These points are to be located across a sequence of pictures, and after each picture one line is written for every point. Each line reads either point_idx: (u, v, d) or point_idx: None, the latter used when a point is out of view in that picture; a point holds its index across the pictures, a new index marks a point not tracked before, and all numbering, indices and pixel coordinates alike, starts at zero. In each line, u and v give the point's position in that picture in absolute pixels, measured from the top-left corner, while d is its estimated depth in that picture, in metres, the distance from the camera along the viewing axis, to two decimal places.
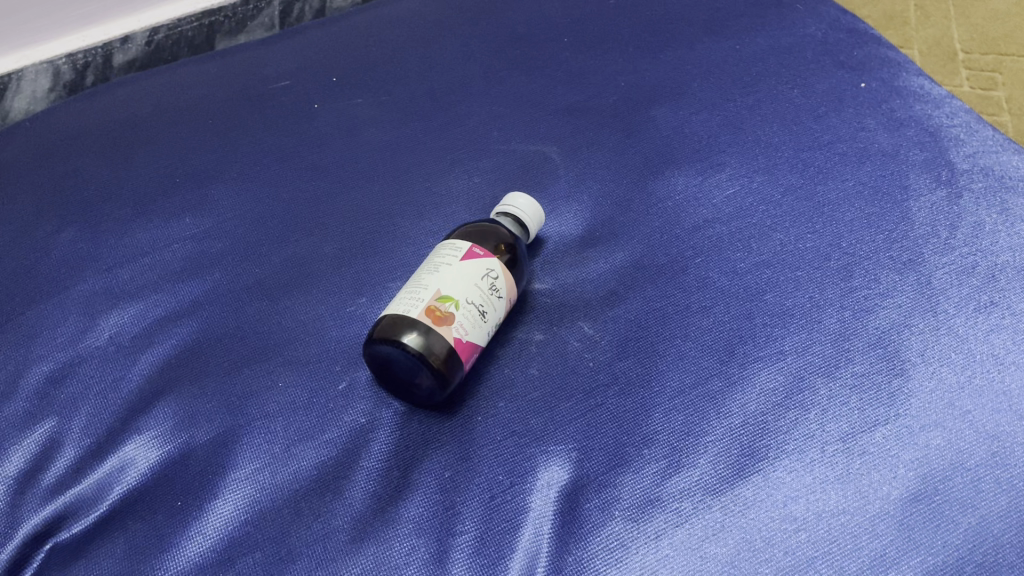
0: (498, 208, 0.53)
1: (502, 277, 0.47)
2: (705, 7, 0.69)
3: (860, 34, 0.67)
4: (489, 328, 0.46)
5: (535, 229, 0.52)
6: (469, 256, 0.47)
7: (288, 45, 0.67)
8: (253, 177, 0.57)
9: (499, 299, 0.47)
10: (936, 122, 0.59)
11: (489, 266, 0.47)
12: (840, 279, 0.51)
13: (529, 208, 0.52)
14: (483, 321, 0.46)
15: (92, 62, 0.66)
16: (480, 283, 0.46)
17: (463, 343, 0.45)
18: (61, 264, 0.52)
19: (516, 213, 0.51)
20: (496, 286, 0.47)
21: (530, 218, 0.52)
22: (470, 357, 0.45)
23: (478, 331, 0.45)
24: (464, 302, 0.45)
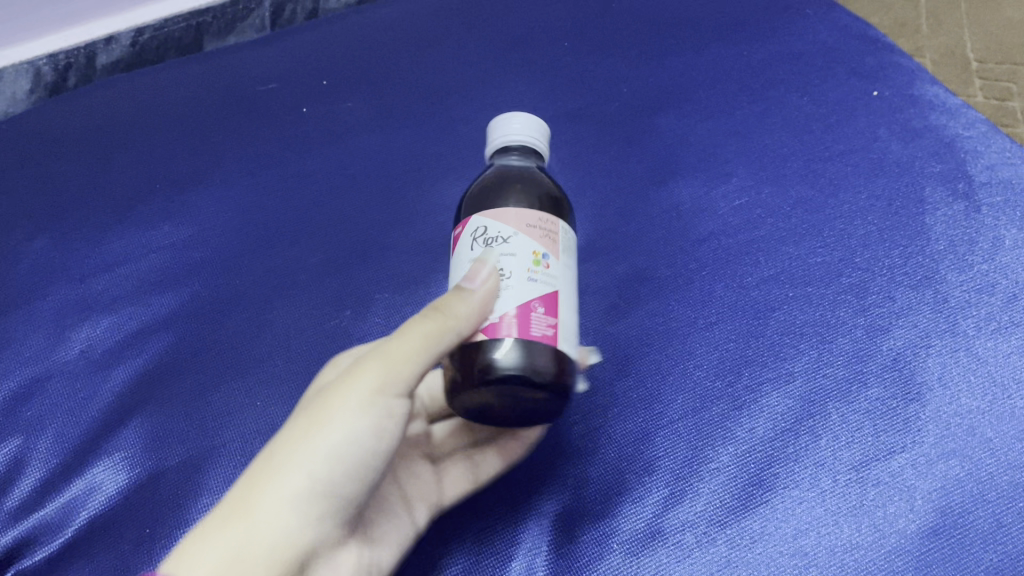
0: (495, 146, 0.43)
1: (493, 217, 0.36)
2: (711, 11, 0.66)
3: (873, 40, 0.64)
4: (531, 278, 0.35)
5: (537, 146, 0.43)
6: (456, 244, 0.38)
7: (279, 47, 0.64)
8: (239, 183, 0.55)
9: (509, 242, 0.35)
10: (954, 132, 0.57)
11: (471, 223, 0.37)
12: (853, 296, 0.48)
13: (520, 130, 0.43)
14: (505, 281, 0.35)
15: (75, 63, 0.64)
16: (472, 252, 0.36)
17: (505, 325, 0.34)
18: (33, 273, 0.50)
19: (519, 142, 0.42)
20: (493, 232, 0.36)
21: (535, 138, 0.43)
22: (532, 324, 0.34)
23: (509, 298, 0.34)
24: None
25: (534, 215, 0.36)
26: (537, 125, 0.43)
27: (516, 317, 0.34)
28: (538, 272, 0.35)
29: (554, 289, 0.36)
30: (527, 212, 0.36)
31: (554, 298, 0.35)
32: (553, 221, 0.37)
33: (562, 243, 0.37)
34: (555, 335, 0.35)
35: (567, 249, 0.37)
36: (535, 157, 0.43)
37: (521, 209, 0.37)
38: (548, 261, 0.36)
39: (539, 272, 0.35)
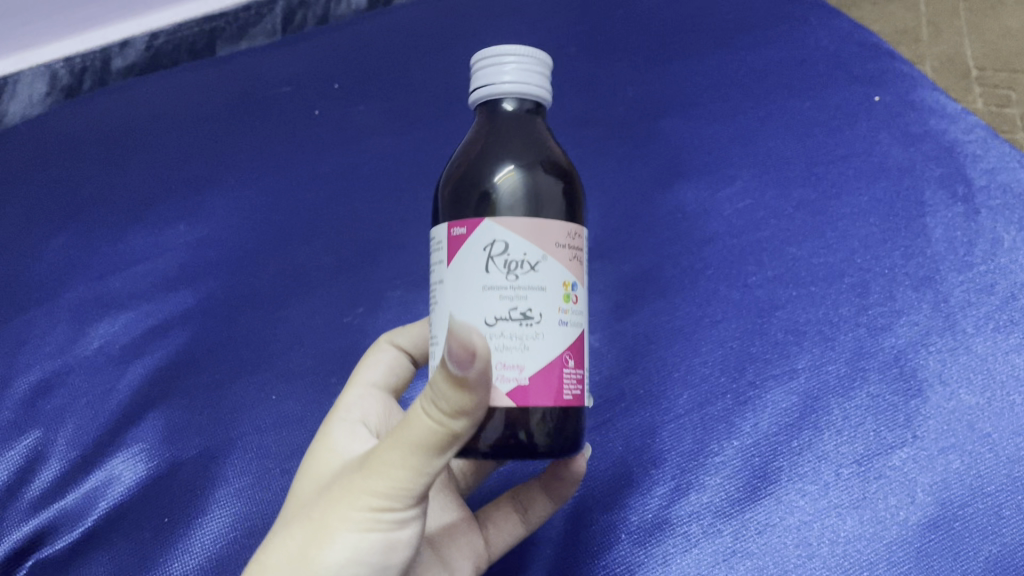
0: (484, 88, 0.34)
1: (513, 236, 0.31)
2: (714, 18, 0.67)
3: (875, 48, 0.65)
4: (560, 323, 0.31)
5: (535, 95, 0.34)
6: (455, 245, 0.32)
7: (291, 52, 0.65)
8: (252, 183, 0.56)
9: (533, 276, 0.31)
10: (954, 137, 0.57)
11: (483, 230, 0.31)
12: (855, 295, 0.49)
13: (511, 79, 0.34)
14: (536, 328, 0.31)
15: (91, 66, 0.66)
16: (488, 276, 0.31)
17: (535, 388, 0.30)
18: (52, 271, 0.51)
19: (520, 93, 0.34)
20: (516, 255, 0.31)
21: (535, 89, 0.34)
22: (564, 386, 0.31)
23: (539, 353, 0.31)
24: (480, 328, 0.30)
25: (563, 230, 0.32)
26: (532, 65, 0.34)
27: (547, 377, 0.31)
28: (568, 312, 0.32)
29: (577, 329, 0.33)
30: (557, 225, 0.32)
31: (579, 339, 0.33)
32: (579, 231, 0.33)
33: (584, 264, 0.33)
34: (580, 391, 0.32)
35: (585, 261, 0.34)
36: (534, 106, 0.35)
37: (547, 220, 0.32)
38: (575, 295, 0.32)
39: (569, 313, 0.32)
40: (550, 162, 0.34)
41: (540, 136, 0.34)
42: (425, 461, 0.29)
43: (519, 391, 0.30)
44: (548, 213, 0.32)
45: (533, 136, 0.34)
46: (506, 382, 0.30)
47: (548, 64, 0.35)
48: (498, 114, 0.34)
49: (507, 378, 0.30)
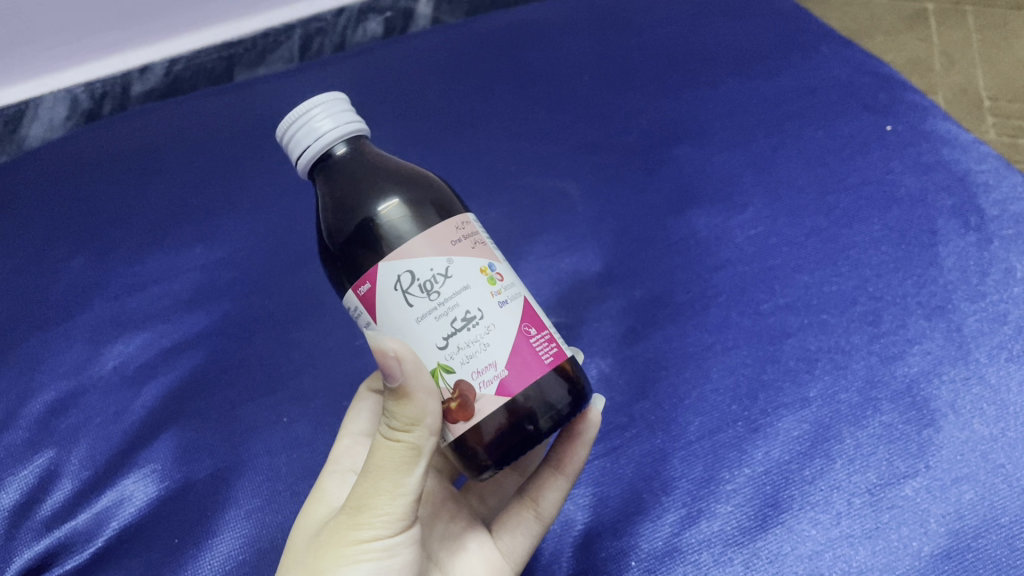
0: (304, 150, 0.34)
1: (412, 260, 0.31)
2: (726, 48, 0.68)
3: (886, 77, 0.65)
4: (501, 305, 0.32)
5: (352, 129, 0.34)
6: (370, 302, 0.32)
7: (307, 78, 0.66)
8: (267, 206, 0.56)
9: (449, 283, 0.32)
10: (965, 167, 0.57)
11: (385, 274, 0.32)
12: (867, 324, 0.49)
13: (329, 122, 0.34)
14: (484, 323, 0.32)
15: (111, 91, 0.67)
16: (414, 309, 0.31)
17: (515, 372, 0.32)
18: (68, 293, 0.52)
19: (343, 135, 0.34)
20: (424, 275, 0.31)
21: (348, 124, 0.35)
22: (536, 353, 0.32)
23: (501, 342, 0.32)
24: (441, 354, 0.31)
25: (449, 228, 0.33)
26: (336, 103, 0.35)
27: (519, 358, 0.32)
28: (501, 293, 0.33)
29: (522, 301, 0.34)
30: (443, 227, 0.33)
31: (527, 306, 0.34)
32: (463, 218, 0.34)
33: (486, 244, 0.34)
34: (556, 347, 0.34)
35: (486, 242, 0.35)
36: (354, 138, 0.35)
37: (430, 229, 0.32)
38: (498, 272, 0.34)
39: (504, 292, 0.33)
40: (397, 182, 0.34)
41: (378, 166, 0.35)
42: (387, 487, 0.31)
43: (502, 385, 0.31)
44: (428, 220, 0.33)
45: (374, 168, 0.34)
46: (488, 384, 0.31)
47: (342, 98, 0.35)
48: (331, 168, 0.34)
49: (488, 380, 0.31)
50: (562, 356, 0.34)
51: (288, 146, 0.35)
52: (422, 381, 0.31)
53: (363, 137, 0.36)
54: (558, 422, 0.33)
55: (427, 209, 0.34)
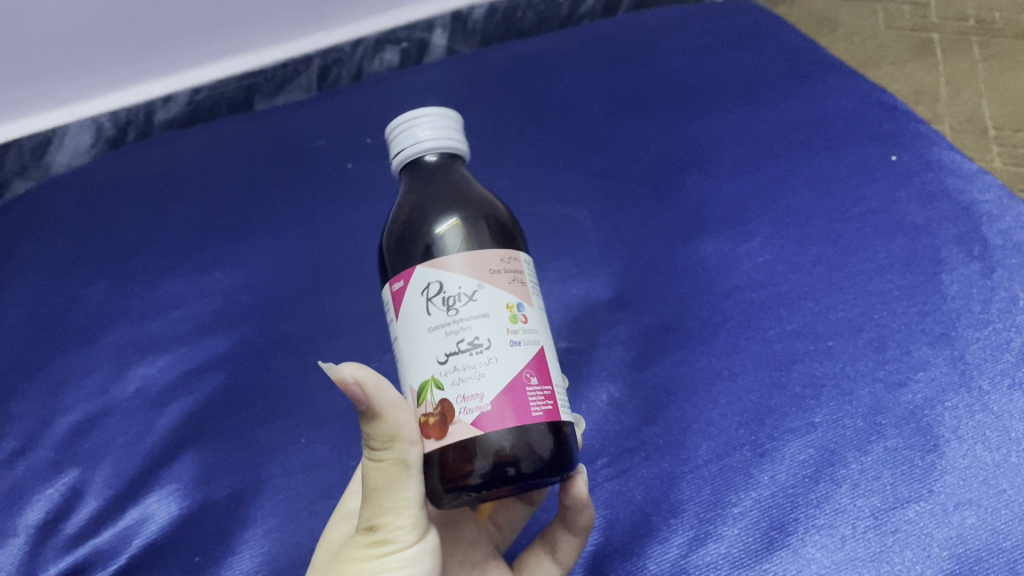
0: (404, 149, 0.38)
1: (444, 271, 0.32)
2: (735, 79, 0.69)
3: (892, 107, 0.66)
4: (511, 344, 0.32)
5: (449, 147, 0.38)
6: (397, 299, 0.33)
7: (325, 106, 0.68)
8: (286, 231, 0.58)
9: (470, 303, 0.32)
10: (970, 197, 0.58)
11: (416, 277, 0.33)
12: (872, 350, 0.50)
13: (427, 133, 0.37)
14: (485, 354, 0.31)
15: (135, 120, 0.69)
16: (430, 318, 0.32)
17: (499, 412, 0.31)
18: (92, 315, 0.53)
19: (437, 147, 0.37)
20: (451, 290, 0.32)
21: (448, 142, 0.38)
22: (529, 404, 0.31)
23: (495, 377, 0.31)
24: (434, 365, 0.31)
25: (494, 257, 0.33)
26: (447, 122, 0.38)
27: (509, 398, 0.31)
28: (518, 332, 0.32)
29: (536, 347, 0.33)
30: (488, 254, 0.33)
31: (539, 355, 0.33)
32: (516, 257, 0.34)
33: (529, 286, 0.34)
34: (553, 406, 0.32)
35: (534, 287, 0.35)
36: (452, 160, 0.38)
37: (474, 253, 0.33)
38: (524, 313, 0.33)
39: (520, 332, 0.33)
40: (471, 203, 0.36)
41: (461, 186, 0.37)
42: (388, 502, 0.32)
43: (482, 420, 0.31)
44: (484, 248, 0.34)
45: (456, 183, 0.37)
46: (468, 412, 0.31)
47: (453, 120, 0.39)
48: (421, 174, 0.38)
49: (470, 409, 0.31)
50: (557, 414, 0.32)
51: (392, 144, 0.39)
52: (387, 396, 0.31)
53: (461, 159, 0.39)
54: (541, 474, 0.32)
55: (484, 232, 0.35)
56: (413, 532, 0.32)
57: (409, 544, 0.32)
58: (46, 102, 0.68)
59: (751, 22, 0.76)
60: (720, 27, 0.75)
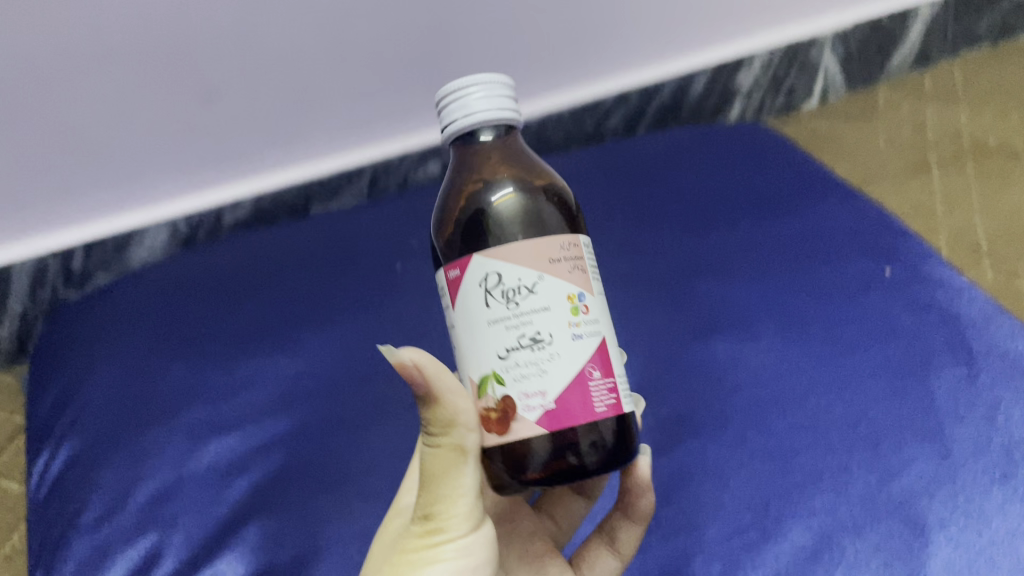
0: (458, 120, 0.41)
1: (503, 264, 0.37)
2: (746, 195, 0.77)
3: (888, 223, 0.73)
4: (571, 339, 0.37)
5: (502, 117, 0.41)
6: (456, 287, 0.38)
7: (376, 211, 0.76)
8: (341, 324, 0.65)
9: (529, 300, 0.37)
10: (958, 308, 0.65)
11: (476, 267, 0.37)
12: (867, 445, 0.56)
13: (482, 104, 0.41)
14: (547, 351, 0.37)
15: (205, 222, 0.78)
16: (492, 311, 0.37)
17: (561, 408, 0.36)
18: (168, 396, 0.60)
19: (491, 118, 0.41)
20: (511, 281, 0.37)
21: (501, 112, 0.41)
22: (590, 400, 0.37)
23: (555, 375, 0.37)
24: (496, 360, 0.37)
25: (552, 248, 0.38)
26: (498, 88, 0.42)
27: (570, 396, 0.37)
28: (577, 326, 0.38)
29: (596, 338, 0.38)
30: (546, 245, 0.38)
31: (599, 347, 0.38)
32: (570, 242, 0.39)
33: (584, 272, 0.39)
34: (612, 398, 0.38)
35: (589, 271, 0.40)
36: (503, 128, 0.42)
37: (533, 244, 0.38)
38: (585, 303, 0.38)
39: (581, 325, 0.38)
40: (527, 182, 0.41)
41: (515, 165, 0.42)
42: (445, 488, 0.39)
43: (545, 415, 0.36)
44: (542, 235, 0.39)
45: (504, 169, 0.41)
46: (532, 410, 0.36)
47: (504, 86, 0.42)
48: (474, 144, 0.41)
49: (533, 405, 0.36)
50: (617, 407, 0.38)
51: (443, 109, 0.42)
52: (441, 383, 0.38)
53: (511, 127, 0.42)
54: (601, 461, 0.38)
55: (541, 212, 0.40)
56: (467, 517, 0.39)
57: (463, 529, 0.39)
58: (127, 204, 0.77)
59: (759, 147, 0.85)
60: (733, 147, 0.83)
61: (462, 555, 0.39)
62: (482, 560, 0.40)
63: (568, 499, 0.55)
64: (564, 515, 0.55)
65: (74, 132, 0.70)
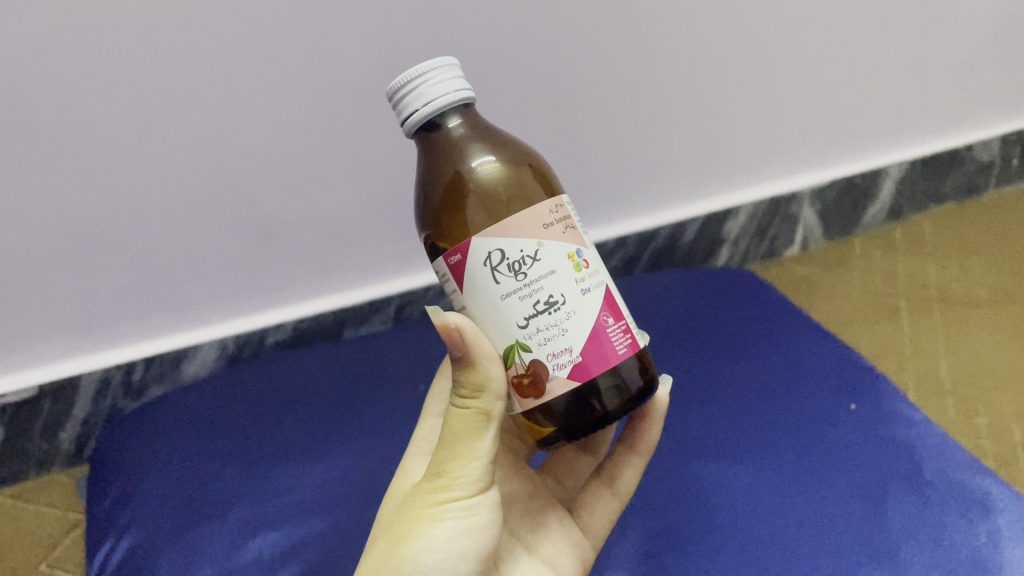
0: (418, 110, 0.45)
1: (503, 243, 0.44)
2: (726, 340, 0.89)
3: (856, 365, 0.83)
4: (580, 295, 0.45)
5: (456, 99, 0.46)
6: (461, 270, 0.45)
7: (403, 341, 0.86)
8: (371, 437, 0.74)
9: (533, 270, 0.44)
10: (914, 443, 0.73)
11: (478, 250, 0.44)
12: (829, 561, 0.63)
13: (439, 88, 0.45)
14: (563, 311, 0.44)
15: (250, 342, 0.91)
16: (503, 287, 0.44)
17: (586, 359, 0.45)
18: (221, 497, 0.69)
19: (449, 104, 0.45)
20: (513, 255, 0.44)
21: (456, 94, 0.46)
22: (609, 345, 0.45)
23: (574, 332, 0.45)
24: (518, 330, 0.44)
25: (543, 218, 0.45)
26: (450, 70, 0.46)
27: (589, 348, 0.45)
28: (582, 283, 0.46)
29: (599, 286, 0.46)
30: (537, 216, 0.45)
31: (605, 293, 0.47)
32: (555, 204, 0.46)
33: (572, 228, 0.47)
34: (623, 341, 0.46)
35: (573, 222, 0.47)
36: (461, 106, 0.47)
37: (525, 217, 0.44)
38: (583, 258, 0.46)
39: (585, 279, 0.46)
40: (496, 154, 0.46)
41: (482, 139, 0.47)
42: (463, 448, 0.46)
43: (575, 366, 0.45)
44: (530, 207, 0.46)
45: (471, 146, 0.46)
46: (563, 366, 0.45)
47: (451, 66, 0.46)
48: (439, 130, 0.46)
49: (565, 361, 0.45)
50: (629, 346, 0.46)
51: (401, 98, 0.46)
52: (477, 349, 0.45)
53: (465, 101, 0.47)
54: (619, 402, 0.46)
55: (515, 179, 0.46)
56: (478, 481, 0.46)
57: (475, 491, 0.47)
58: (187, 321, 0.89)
59: (739, 299, 0.97)
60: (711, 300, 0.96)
61: (468, 514, 0.46)
62: (486, 522, 0.48)
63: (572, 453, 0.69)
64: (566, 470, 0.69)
65: (150, 251, 0.83)
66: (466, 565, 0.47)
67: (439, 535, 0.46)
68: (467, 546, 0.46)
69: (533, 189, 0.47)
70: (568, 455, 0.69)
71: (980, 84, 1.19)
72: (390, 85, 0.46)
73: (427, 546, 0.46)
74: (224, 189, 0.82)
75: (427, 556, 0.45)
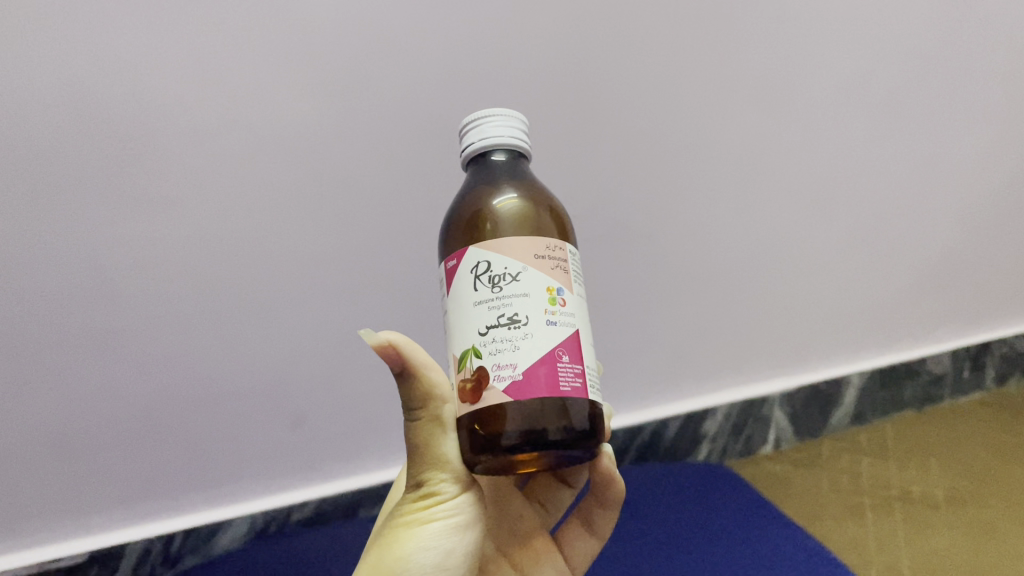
0: (478, 143, 0.58)
1: (491, 256, 0.50)
2: (699, 529, 1.00)
3: (816, 552, 0.93)
4: (543, 323, 0.49)
5: (507, 141, 0.57)
6: (453, 276, 0.52)
7: None
8: None
9: (506, 284, 0.49)
10: None
11: (471, 259, 0.51)
12: None
13: (495, 129, 0.57)
14: (519, 329, 0.49)
15: (277, 517, 1.09)
16: (478, 295, 0.50)
17: (523, 380, 0.48)
18: None
19: (499, 143, 0.57)
20: (497, 269, 0.50)
21: (506, 139, 0.57)
22: (558, 380, 0.48)
23: (524, 353, 0.48)
24: (477, 337, 0.49)
25: (539, 250, 0.51)
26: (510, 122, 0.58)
27: (533, 372, 0.48)
28: (552, 316, 0.50)
29: (566, 327, 0.50)
30: (531, 246, 0.51)
31: (568, 335, 0.50)
32: (554, 248, 0.52)
33: (561, 273, 0.52)
34: (575, 383, 0.49)
35: (568, 271, 0.53)
36: (513, 152, 0.58)
37: (521, 243, 0.51)
38: (560, 297, 0.51)
39: (556, 314, 0.50)
40: (523, 192, 0.54)
41: (514, 179, 0.56)
42: (431, 454, 0.54)
43: (512, 383, 0.48)
44: (536, 238, 0.52)
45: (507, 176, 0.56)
46: (502, 380, 0.48)
47: (516, 123, 0.59)
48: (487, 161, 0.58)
49: (505, 375, 0.48)
50: (576, 391, 0.49)
51: (469, 134, 0.59)
52: (416, 361, 0.53)
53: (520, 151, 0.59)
54: (558, 439, 0.48)
55: (530, 214, 0.53)
56: (454, 479, 0.55)
57: (453, 491, 0.55)
58: (240, 475, 1.10)
59: (708, 491, 1.10)
60: (684, 493, 1.09)
61: (454, 513, 0.55)
62: (472, 518, 0.56)
63: (551, 488, 0.79)
64: (548, 499, 0.79)
65: (208, 428, 1.05)
66: (456, 560, 0.55)
67: (428, 535, 0.54)
68: (453, 540, 0.55)
69: (547, 230, 0.54)
70: (547, 486, 0.79)
71: (926, 306, 1.33)
72: (464, 120, 0.60)
73: (420, 546, 0.53)
74: (270, 371, 1.03)
75: (420, 556, 0.53)
